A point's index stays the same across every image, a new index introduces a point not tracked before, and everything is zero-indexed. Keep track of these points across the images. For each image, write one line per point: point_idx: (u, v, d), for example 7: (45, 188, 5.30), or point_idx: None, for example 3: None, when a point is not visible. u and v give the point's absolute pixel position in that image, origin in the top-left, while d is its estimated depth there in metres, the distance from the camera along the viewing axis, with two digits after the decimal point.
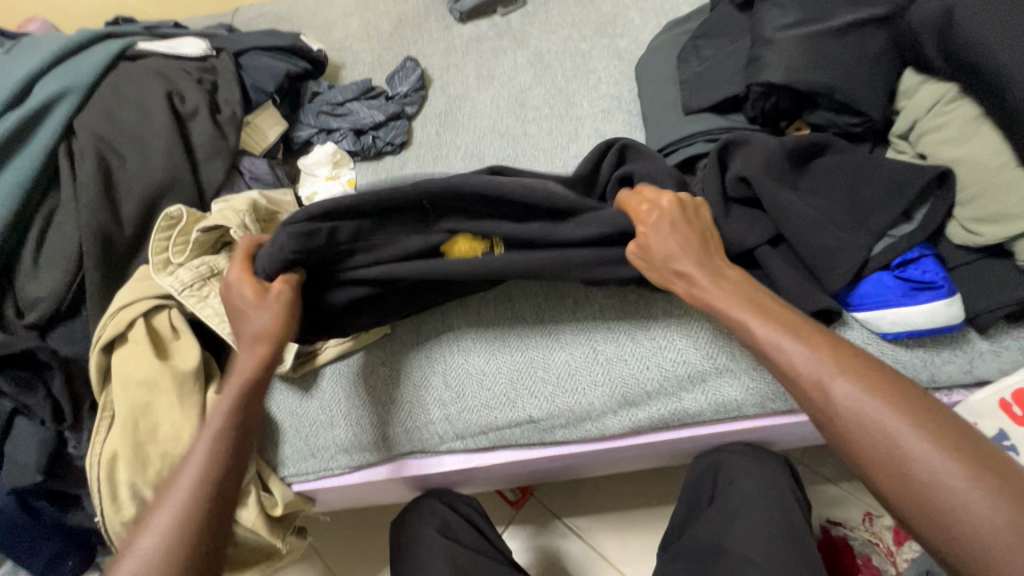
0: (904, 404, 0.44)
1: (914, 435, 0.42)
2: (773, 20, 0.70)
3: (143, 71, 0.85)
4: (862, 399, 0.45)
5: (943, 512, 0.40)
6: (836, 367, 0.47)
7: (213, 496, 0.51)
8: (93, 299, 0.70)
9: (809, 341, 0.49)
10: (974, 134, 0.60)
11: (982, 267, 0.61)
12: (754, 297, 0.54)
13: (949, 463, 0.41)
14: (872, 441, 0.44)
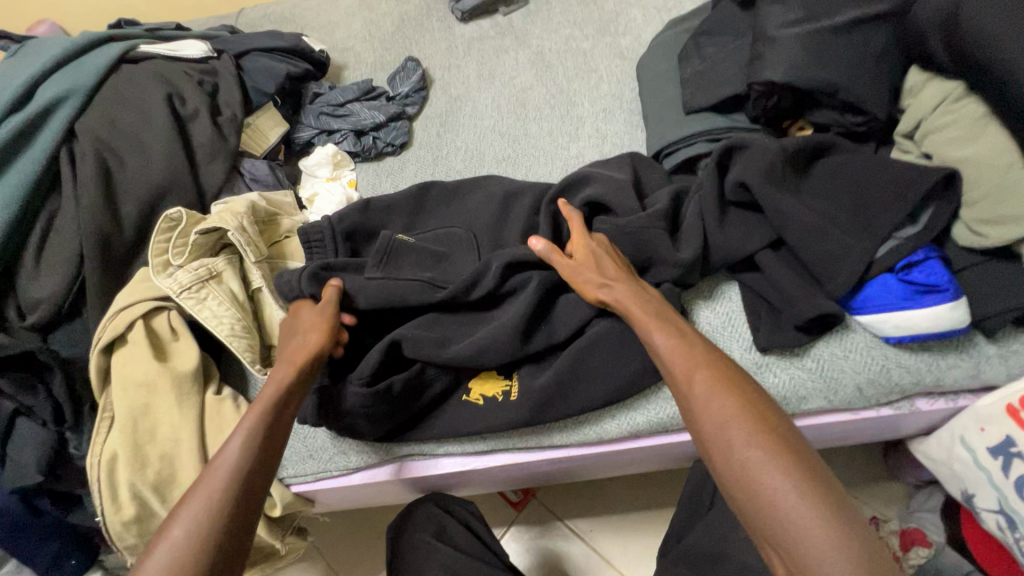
0: (749, 408, 0.48)
1: (749, 437, 0.46)
2: (775, 17, 0.69)
3: (144, 74, 0.86)
4: (716, 398, 0.49)
5: (759, 496, 0.44)
6: (698, 369, 0.52)
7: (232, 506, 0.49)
8: (94, 301, 0.71)
9: (683, 344, 0.54)
10: (981, 134, 0.58)
11: (988, 270, 0.59)
12: (654, 307, 0.59)
13: (776, 465, 0.44)
14: (714, 441, 0.48)
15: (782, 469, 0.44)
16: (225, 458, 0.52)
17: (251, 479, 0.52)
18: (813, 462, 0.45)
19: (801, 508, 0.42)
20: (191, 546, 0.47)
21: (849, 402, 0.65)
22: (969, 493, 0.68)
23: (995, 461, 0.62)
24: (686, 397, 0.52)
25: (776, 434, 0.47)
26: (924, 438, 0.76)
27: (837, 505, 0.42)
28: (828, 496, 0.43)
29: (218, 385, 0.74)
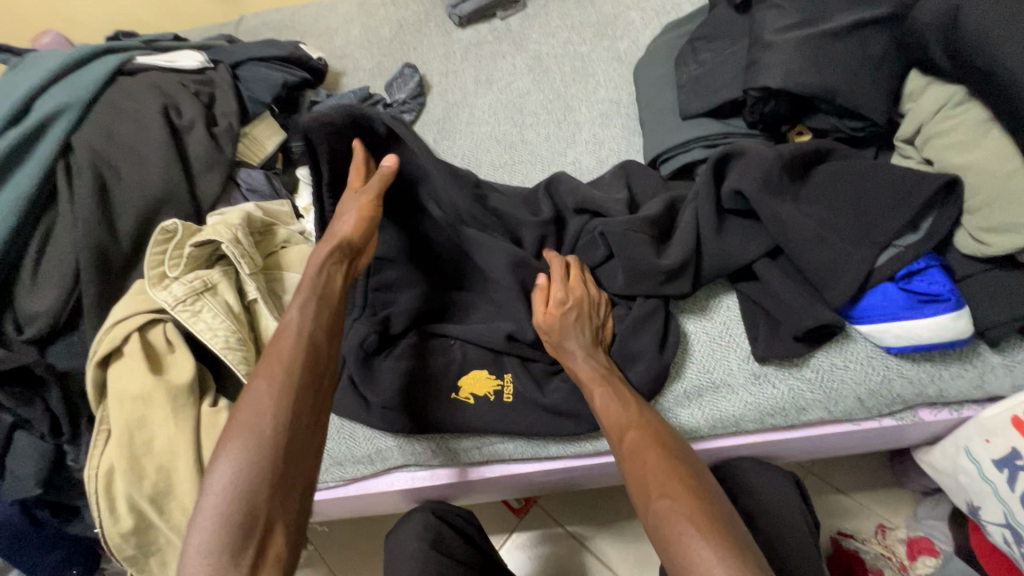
0: (673, 464, 0.51)
1: (667, 492, 0.49)
2: (771, 21, 0.68)
3: (141, 86, 0.86)
4: (644, 456, 0.53)
5: (675, 542, 0.46)
6: (635, 428, 0.55)
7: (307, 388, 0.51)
8: (91, 314, 0.72)
9: (621, 404, 0.58)
10: (983, 140, 0.57)
11: (992, 278, 0.58)
12: (604, 370, 0.62)
13: (687, 518, 0.47)
14: (641, 498, 0.51)
15: (695, 523, 0.46)
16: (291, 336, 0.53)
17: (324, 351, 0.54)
18: (729, 521, 0.47)
19: (708, 558, 0.44)
20: (275, 418, 0.48)
21: (849, 413, 0.64)
22: (974, 505, 0.66)
23: (1001, 473, 0.61)
24: (619, 454, 0.55)
25: (694, 488, 0.49)
26: (928, 447, 0.74)
27: (744, 558, 0.44)
28: (738, 555, 0.44)
29: (215, 397, 0.74)
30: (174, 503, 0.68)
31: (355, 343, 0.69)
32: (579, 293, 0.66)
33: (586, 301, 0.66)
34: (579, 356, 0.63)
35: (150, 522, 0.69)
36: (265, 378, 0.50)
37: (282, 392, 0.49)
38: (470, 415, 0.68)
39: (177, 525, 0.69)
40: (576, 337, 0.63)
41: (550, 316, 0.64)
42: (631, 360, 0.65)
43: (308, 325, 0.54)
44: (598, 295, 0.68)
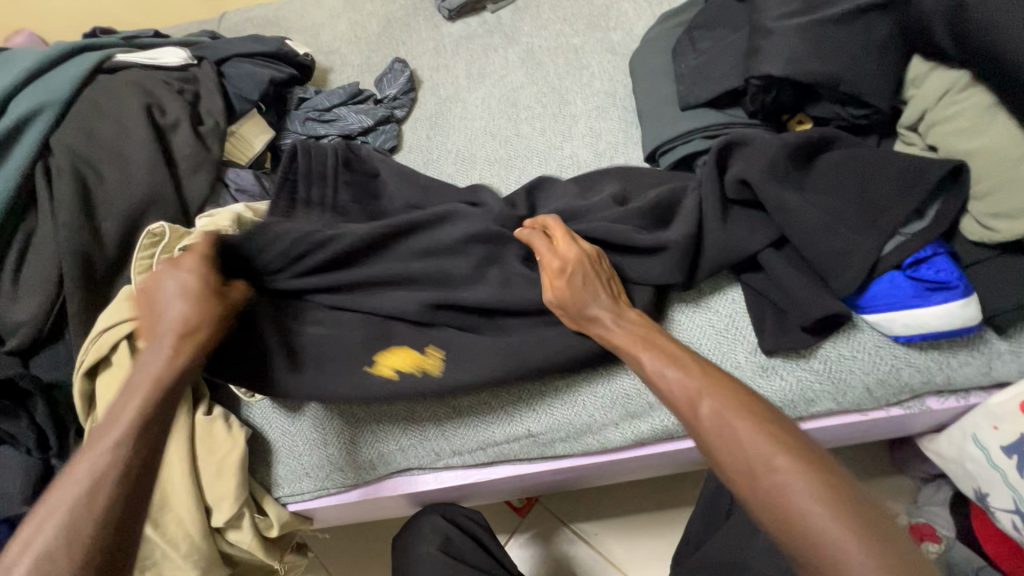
0: (769, 430, 0.48)
1: (770, 464, 0.46)
2: (771, 8, 0.67)
3: (121, 84, 0.83)
4: (731, 426, 0.49)
5: (786, 510, 0.44)
6: (706, 391, 0.52)
7: (121, 494, 0.49)
8: (76, 323, 0.69)
9: (681, 368, 0.55)
10: (990, 125, 0.56)
11: (1000, 265, 0.57)
12: (643, 335, 0.59)
13: (800, 491, 0.44)
14: (739, 473, 0.48)
15: (813, 494, 0.44)
16: (111, 434, 0.51)
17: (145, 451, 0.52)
18: (834, 470, 0.46)
19: (843, 532, 0.42)
20: (76, 523, 0.46)
21: (858, 404, 0.64)
22: (983, 492, 0.66)
23: (1010, 459, 0.61)
24: (696, 426, 0.52)
25: (790, 442, 0.47)
26: (934, 434, 0.74)
27: (857, 509, 0.43)
28: (852, 507, 0.43)
29: (209, 405, 0.72)
30: (169, 515, 0.67)
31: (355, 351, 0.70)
32: (572, 253, 0.63)
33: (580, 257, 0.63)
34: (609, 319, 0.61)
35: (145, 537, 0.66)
36: (83, 471, 0.48)
37: (101, 500, 0.48)
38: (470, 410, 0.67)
39: (172, 538, 0.66)
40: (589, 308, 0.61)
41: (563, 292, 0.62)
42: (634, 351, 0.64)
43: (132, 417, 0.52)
44: (589, 252, 0.64)
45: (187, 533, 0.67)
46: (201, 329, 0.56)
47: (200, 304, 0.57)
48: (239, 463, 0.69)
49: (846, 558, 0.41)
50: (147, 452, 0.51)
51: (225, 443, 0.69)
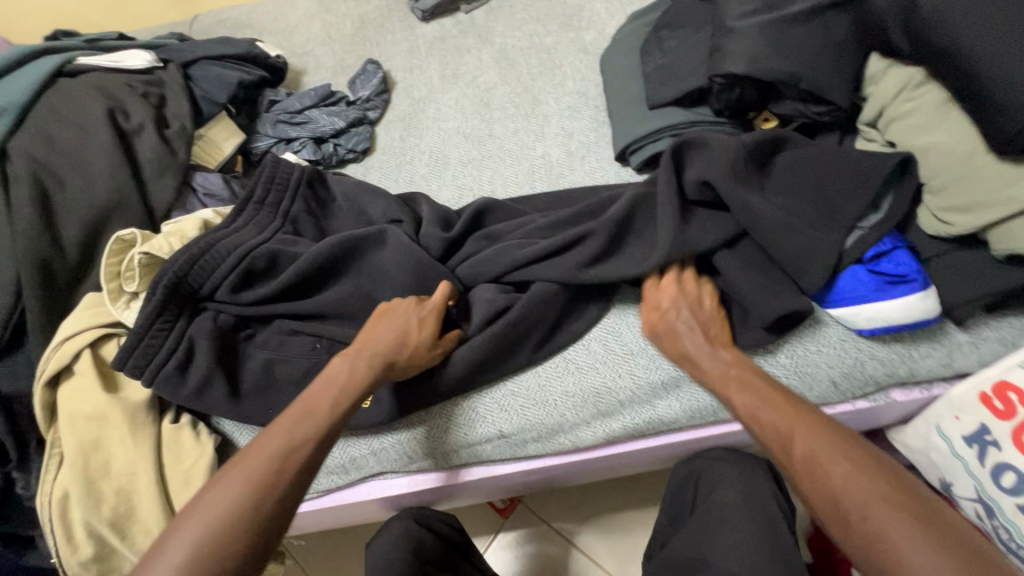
0: (872, 476, 0.45)
1: (880, 516, 0.43)
2: (734, 7, 0.68)
3: (83, 88, 0.81)
4: (830, 476, 0.46)
5: (900, 573, 0.40)
6: (800, 429, 0.49)
7: (263, 510, 0.48)
8: (36, 332, 0.67)
9: (774, 403, 0.52)
10: (944, 121, 0.57)
11: (956, 258, 0.59)
12: (735, 371, 0.56)
13: (918, 549, 0.40)
14: (844, 527, 0.44)
15: (933, 553, 0.40)
16: (270, 447, 0.52)
17: (302, 469, 0.51)
18: (959, 532, 0.41)
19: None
20: (212, 541, 0.46)
21: (824, 398, 0.64)
22: (947, 482, 0.67)
23: (971, 450, 0.61)
24: (792, 470, 0.48)
25: (899, 495, 0.43)
26: (901, 427, 0.74)
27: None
28: (983, 573, 0.39)
29: (177, 413, 0.71)
30: (137, 527, 0.65)
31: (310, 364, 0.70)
32: (675, 291, 0.63)
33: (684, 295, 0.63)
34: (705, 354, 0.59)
35: (112, 549, 0.65)
36: (225, 487, 0.49)
37: (211, 519, 0.47)
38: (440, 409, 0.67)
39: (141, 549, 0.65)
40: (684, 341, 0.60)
41: (655, 326, 0.63)
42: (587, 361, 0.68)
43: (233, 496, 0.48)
44: (697, 291, 0.64)
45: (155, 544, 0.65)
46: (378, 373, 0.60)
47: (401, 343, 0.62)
48: (207, 470, 0.67)
49: None
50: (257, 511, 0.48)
51: (193, 450, 0.68)
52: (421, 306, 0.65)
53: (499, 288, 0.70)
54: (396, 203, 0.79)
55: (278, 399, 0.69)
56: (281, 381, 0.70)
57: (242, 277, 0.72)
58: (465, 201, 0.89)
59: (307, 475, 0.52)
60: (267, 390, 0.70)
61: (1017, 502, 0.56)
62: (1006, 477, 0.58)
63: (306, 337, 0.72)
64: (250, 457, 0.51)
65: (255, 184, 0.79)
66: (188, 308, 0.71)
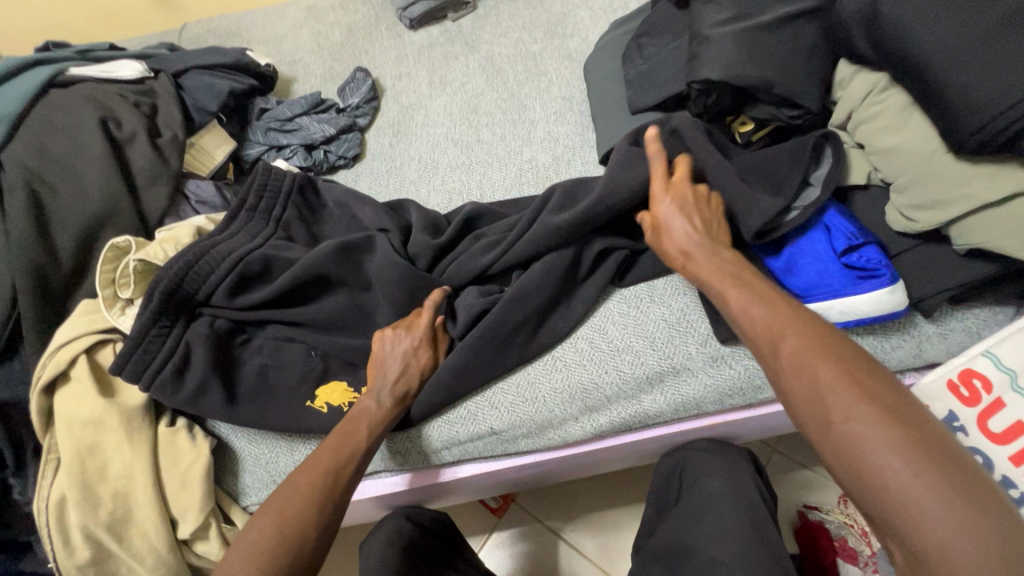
0: (855, 377, 0.46)
1: (854, 412, 0.44)
2: (709, 16, 0.71)
3: (75, 98, 0.83)
4: (811, 367, 0.48)
5: (860, 459, 0.43)
6: (789, 329, 0.51)
7: (312, 527, 0.56)
8: (31, 339, 0.68)
9: (767, 305, 0.54)
10: (907, 122, 0.60)
11: (922, 253, 0.62)
12: (731, 269, 0.59)
13: (881, 442, 0.42)
14: (815, 417, 0.46)
15: (897, 448, 0.42)
16: (323, 466, 0.59)
17: (345, 491, 0.60)
18: (930, 429, 0.43)
19: (920, 487, 0.40)
20: (270, 552, 0.53)
21: None
22: None
23: None
24: (778, 364, 0.51)
25: (877, 389, 0.45)
26: None
27: (944, 467, 0.41)
28: (939, 463, 0.41)
29: (173, 417, 0.72)
30: (134, 530, 0.66)
31: (305, 372, 0.72)
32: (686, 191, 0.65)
33: (686, 194, 0.64)
34: (697, 250, 0.61)
35: (109, 552, 0.66)
36: (286, 498, 0.57)
37: (273, 527, 0.54)
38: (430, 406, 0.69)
39: (139, 552, 0.66)
40: (679, 233, 0.63)
41: (655, 218, 0.65)
42: (574, 360, 0.70)
43: (289, 507, 0.56)
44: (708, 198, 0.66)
45: (152, 547, 0.66)
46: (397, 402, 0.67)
47: (413, 371, 0.68)
48: (204, 472, 0.69)
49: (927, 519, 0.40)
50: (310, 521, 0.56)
51: (189, 452, 0.69)
52: (411, 333, 0.69)
53: (479, 291, 0.73)
54: (384, 211, 0.80)
55: (273, 401, 0.71)
56: (276, 385, 0.72)
57: (237, 281, 0.73)
58: (454, 205, 0.91)
59: (347, 498, 0.60)
60: (263, 392, 0.71)
61: None
62: None
63: (302, 345, 0.74)
64: (307, 475, 0.58)
65: (248, 190, 0.80)
66: (184, 313, 0.72)
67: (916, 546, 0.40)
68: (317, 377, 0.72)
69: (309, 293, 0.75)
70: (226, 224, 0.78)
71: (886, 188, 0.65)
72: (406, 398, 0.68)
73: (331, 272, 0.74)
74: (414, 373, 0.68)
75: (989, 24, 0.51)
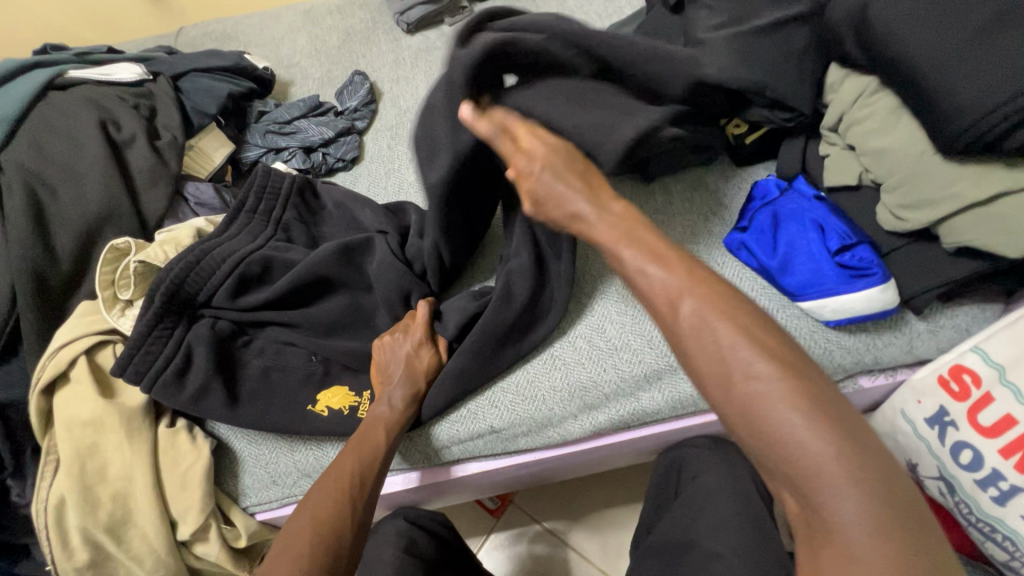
0: (752, 336, 0.42)
1: (756, 375, 0.41)
2: (703, 21, 0.72)
3: (74, 100, 0.83)
4: (712, 330, 0.43)
5: (768, 432, 0.39)
6: (690, 289, 0.46)
7: (348, 524, 0.56)
8: (31, 340, 0.68)
9: (671, 264, 0.48)
10: (896, 124, 0.62)
11: (912, 252, 0.63)
12: (631, 228, 0.53)
13: (781, 402, 0.39)
14: (719, 383, 0.42)
15: (796, 408, 0.39)
16: (347, 471, 0.60)
17: (371, 492, 0.60)
18: (832, 394, 0.40)
19: (820, 451, 0.37)
20: (314, 543, 0.53)
21: None
22: (912, 463, 0.69)
23: (932, 431, 0.65)
24: (676, 327, 0.45)
25: (782, 355, 0.41)
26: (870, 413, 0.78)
27: (847, 435, 0.38)
28: (843, 433, 0.38)
29: (172, 418, 0.72)
30: (133, 531, 0.66)
31: (305, 375, 0.73)
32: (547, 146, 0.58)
33: (552, 190, 0.57)
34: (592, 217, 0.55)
35: (108, 553, 0.66)
36: (317, 504, 0.57)
37: (310, 537, 0.53)
38: (430, 403, 0.70)
39: (138, 553, 0.66)
40: (559, 207, 0.57)
41: (530, 191, 0.58)
42: (575, 359, 0.71)
43: (316, 506, 0.57)
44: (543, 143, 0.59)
45: (152, 548, 0.66)
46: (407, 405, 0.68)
47: (421, 372, 0.69)
48: (203, 473, 0.69)
49: (834, 490, 0.37)
50: (343, 517, 0.56)
51: (190, 453, 0.70)
52: (409, 334, 0.71)
53: (472, 295, 0.74)
54: (383, 211, 0.80)
55: (273, 400, 0.71)
56: (276, 387, 0.72)
57: (237, 282, 0.73)
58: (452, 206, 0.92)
59: (374, 495, 0.60)
60: (264, 391, 0.71)
61: (975, 478, 0.61)
62: (962, 454, 0.62)
63: (302, 349, 0.74)
64: (334, 480, 0.59)
65: (246, 193, 0.81)
66: (186, 315, 0.73)
67: (814, 506, 0.38)
68: (318, 378, 0.73)
69: (311, 294, 0.75)
70: (225, 226, 0.78)
71: (876, 187, 0.66)
72: (417, 398, 0.69)
73: (331, 274, 0.74)
74: (419, 373, 0.69)
75: (973, 30, 0.52)
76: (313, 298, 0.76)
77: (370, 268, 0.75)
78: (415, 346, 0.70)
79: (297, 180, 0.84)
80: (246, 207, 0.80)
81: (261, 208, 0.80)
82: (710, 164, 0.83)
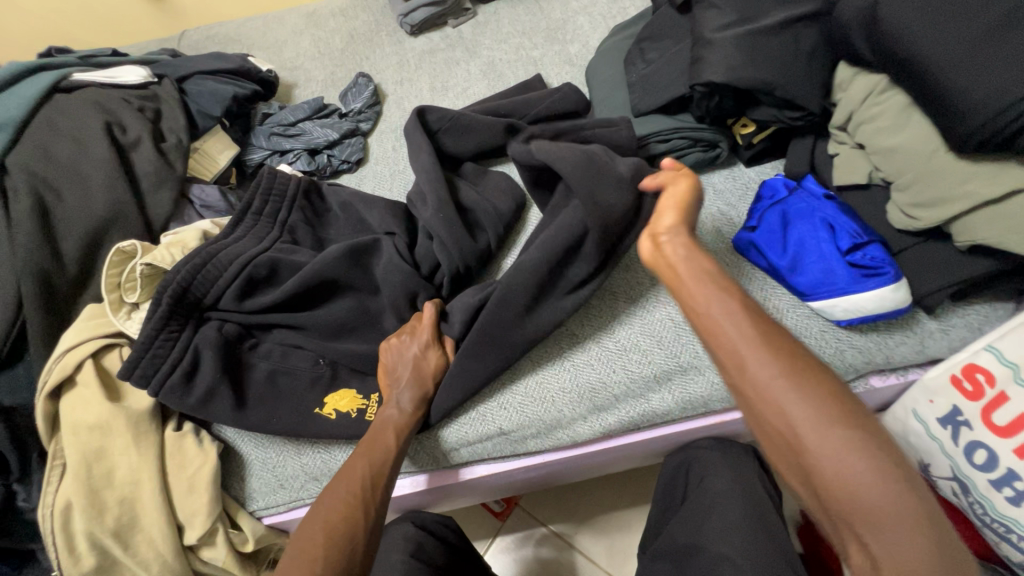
0: (820, 397, 0.42)
1: (845, 431, 0.41)
2: (711, 20, 0.72)
3: (79, 103, 0.83)
4: (788, 393, 0.43)
5: (846, 492, 0.39)
6: (756, 349, 0.45)
7: (361, 530, 0.55)
8: (37, 343, 0.68)
9: (744, 318, 0.47)
10: (907, 124, 0.61)
11: (922, 251, 0.63)
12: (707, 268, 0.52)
13: (867, 462, 0.39)
14: (803, 444, 0.41)
15: (867, 469, 0.39)
16: (357, 476, 0.60)
17: (384, 494, 0.60)
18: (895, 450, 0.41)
19: (888, 508, 0.38)
20: (327, 546, 0.53)
21: None
22: (924, 463, 0.69)
23: (945, 430, 0.65)
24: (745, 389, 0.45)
25: (849, 413, 0.42)
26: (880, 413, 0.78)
27: (913, 494, 0.39)
28: (910, 491, 0.39)
29: (178, 421, 0.72)
30: (140, 536, 0.65)
31: (312, 378, 0.72)
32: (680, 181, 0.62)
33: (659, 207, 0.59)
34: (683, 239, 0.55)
35: (114, 558, 0.65)
36: (328, 509, 0.56)
37: (323, 540, 0.53)
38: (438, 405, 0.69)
39: (144, 559, 0.65)
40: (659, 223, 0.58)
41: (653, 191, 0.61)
42: (584, 359, 0.71)
43: (330, 511, 0.56)
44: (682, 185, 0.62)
45: (159, 553, 0.66)
46: (417, 408, 0.68)
47: (428, 373, 0.69)
48: (211, 476, 0.68)
49: (910, 546, 0.38)
50: (358, 521, 0.56)
51: (197, 456, 0.69)
52: (417, 336, 0.70)
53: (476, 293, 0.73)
54: (390, 213, 0.80)
55: (281, 402, 0.71)
56: (284, 390, 0.71)
57: (243, 285, 0.73)
58: None
59: (386, 499, 0.60)
60: (271, 394, 0.71)
61: (989, 478, 0.60)
62: (977, 454, 0.61)
63: (309, 352, 0.74)
64: (344, 486, 0.58)
65: (252, 194, 0.80)
66: (192, 318, 0.72)
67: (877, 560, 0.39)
68: (327, 380, 0.72)
69: (319, 295, 0.75)
70: (229, 228, 0.78)
71: (887, 186, 0.66)
72: (424, 400, 0.68)
73: (339, 276, 0.74)
74: (427, 374, 0.69)
75: (986, 27, 0.52)
76: (320, 300, 0.75)
77: (378, 270, 0.75)
78: (422, 347, 0.69)
79: (302, 181, 0.84)
80: (251, 209, 0.79)
81: (268, 209, 0.80)
82: (717, 164, 0.82)
